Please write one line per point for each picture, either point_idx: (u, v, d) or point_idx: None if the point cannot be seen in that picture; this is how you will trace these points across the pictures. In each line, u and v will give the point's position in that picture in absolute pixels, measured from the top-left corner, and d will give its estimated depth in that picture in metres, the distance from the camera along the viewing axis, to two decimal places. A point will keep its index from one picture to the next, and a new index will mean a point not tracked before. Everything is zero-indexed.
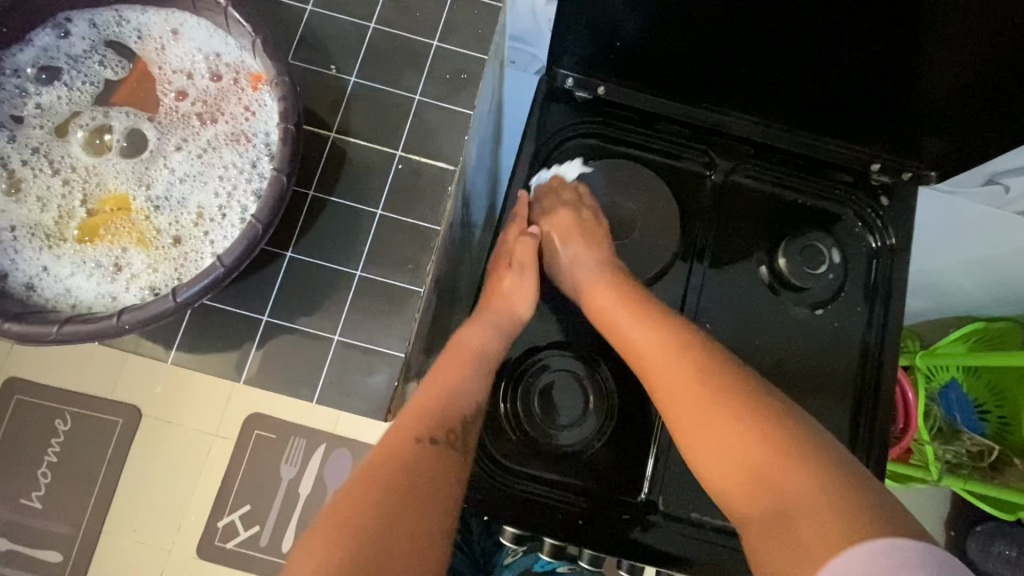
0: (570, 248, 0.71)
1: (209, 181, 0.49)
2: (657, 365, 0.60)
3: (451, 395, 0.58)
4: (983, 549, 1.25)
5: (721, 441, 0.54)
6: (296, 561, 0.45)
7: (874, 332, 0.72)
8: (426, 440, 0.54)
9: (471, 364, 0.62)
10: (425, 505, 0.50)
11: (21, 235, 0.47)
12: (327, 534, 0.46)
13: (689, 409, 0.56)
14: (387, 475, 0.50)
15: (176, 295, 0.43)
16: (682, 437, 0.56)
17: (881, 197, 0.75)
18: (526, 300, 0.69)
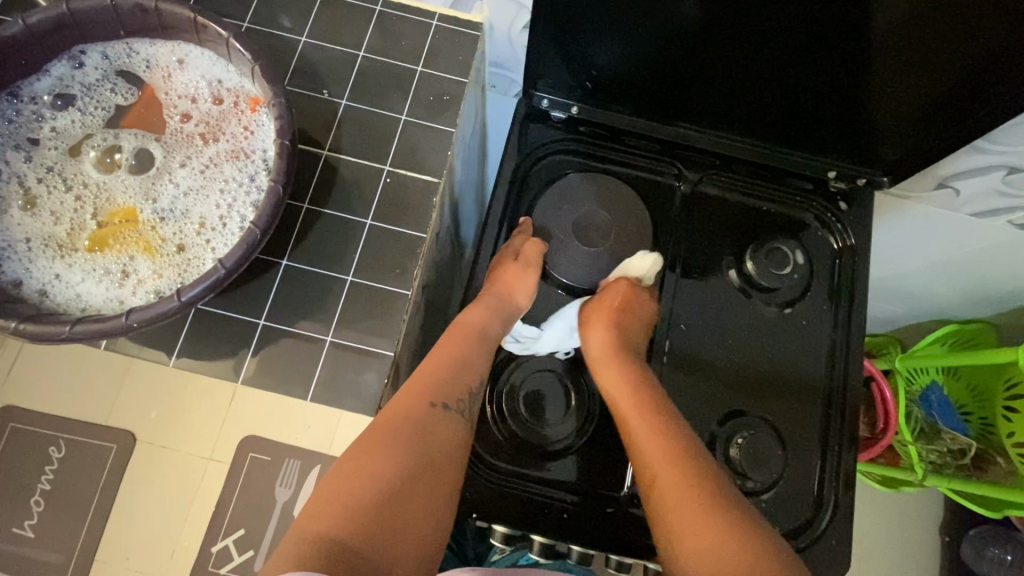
0: (601, 331, 0.71)
1: (211, 194, 0.53)
2: (658, 461, 0.62)
3: (457, 365, 0.64)
4: (977, 553, 1.26)
5: (715, 548, 0.55)
6: (322, 489, 0.50)
7: (841, 330, 0.76)
8: (439, 405, 0.59)
9: (470, 338, 0.67)
10: (445, 469, 0.56)
11: (36, 246, 0.51)
12: (347, 476, 0.50)
13: (690, 508, 0.58)
14: (405, 436, 0.55)
15: (180, 296, 0.46)
16: (675, 532, 0.58)
17: (839, 202, 0.81)
18: (526, 293, 0.72)
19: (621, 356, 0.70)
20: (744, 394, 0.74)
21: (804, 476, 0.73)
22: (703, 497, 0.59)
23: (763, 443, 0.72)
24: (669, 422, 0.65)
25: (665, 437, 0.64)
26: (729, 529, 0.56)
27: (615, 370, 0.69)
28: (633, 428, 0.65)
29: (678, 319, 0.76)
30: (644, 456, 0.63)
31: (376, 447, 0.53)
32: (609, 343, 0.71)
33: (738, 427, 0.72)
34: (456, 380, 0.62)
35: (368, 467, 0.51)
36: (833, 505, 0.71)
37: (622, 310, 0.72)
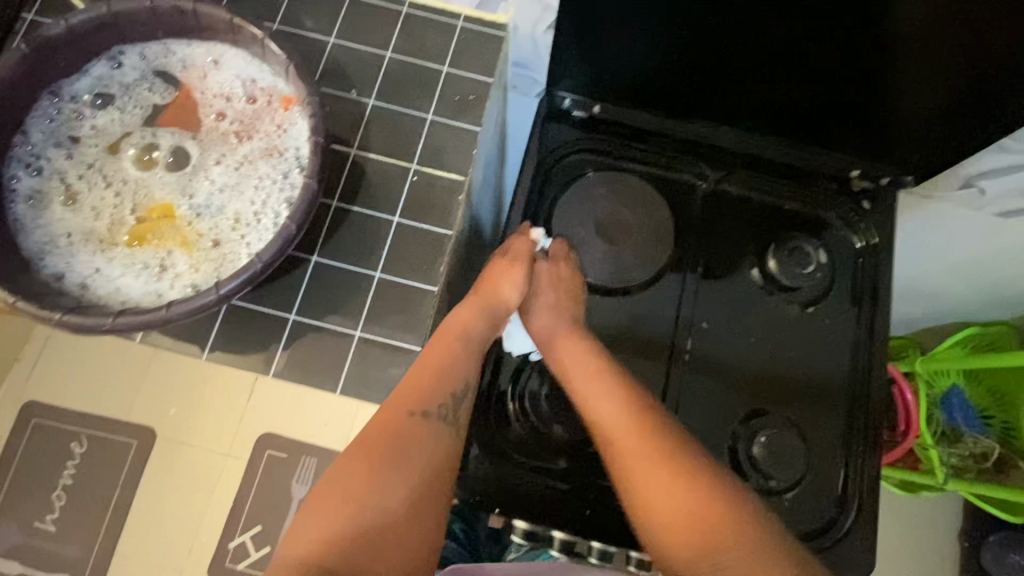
0: (541, 302, 0.69)
1: (246, 190, 0.55)
2: (615, 422, 0.60)
3: (442, 369, 0.59)
4: (998, 559, 1.26)
5: (678, 502, 0.55)
6: (303, 516, 0.51)
7: (864, 330, 0.76)
8: (418, 413, 0.56)
9: (459, 341, 0.62)
10: (434, 479, 0.55)
11: (76, 240, 0.52)
12: (324, 502, 0.51)
13: (651, 463, 0.57)
14: (384, 453, 0.54)
15: (218, 289, 0.47)
16: (636, 490, 0.57)
17: (863, 201, 0.80)
18: (514, 287, 0.69)
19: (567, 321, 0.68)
20: (767, 393, 0.74)
21: (827, 476, 0.72)
22: (666, 452, 0.58)
23: (785, 442, 0.72)
24: (621, 380, 0.63)
25: (620, 396, 0.62)
26: (690, 480, 0.56)
27: (562, 335, 0.67)
28: (585, 391, 0.63)
29: (700, 318, 0.76)
30: (599, 415, 0.61)
31: (350, 468, 0.53)
32: (553, 312, 0.69)
33: (760, 426, 0.72)
34: (439, 383, 0.58)
35: (347, 490, 0.52)
36: (857, 505, 0.71)
37: (560, 282, 0.70)
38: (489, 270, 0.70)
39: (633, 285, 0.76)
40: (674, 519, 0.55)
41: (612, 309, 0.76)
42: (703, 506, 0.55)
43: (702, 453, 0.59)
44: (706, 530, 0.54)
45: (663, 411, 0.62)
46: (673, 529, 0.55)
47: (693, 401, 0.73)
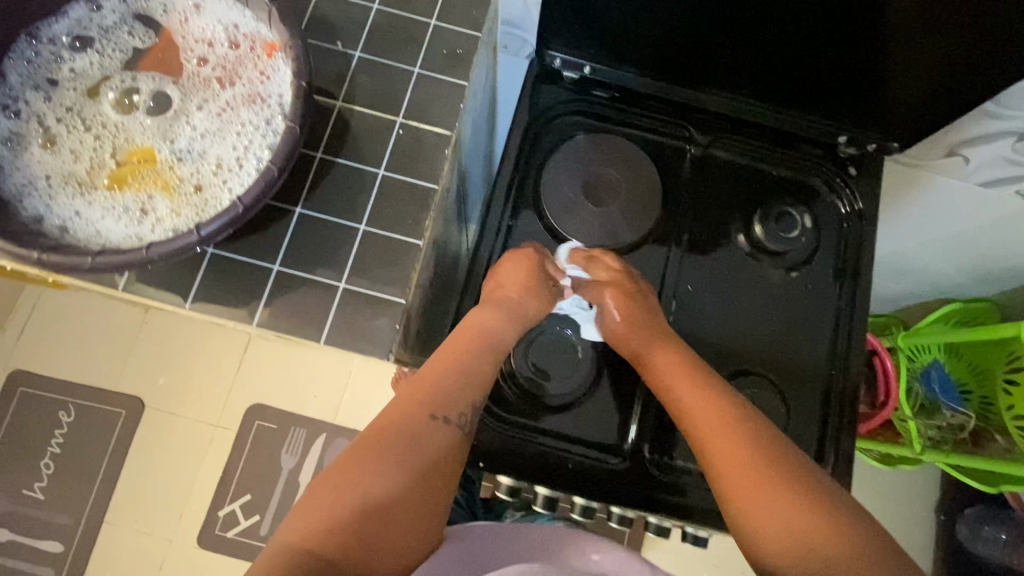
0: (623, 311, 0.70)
1: (227, 136, 0.54)
2: (706, 420, 0.62)
3: (460, 375, 0.63)
4: (972, 532, 1.29)
5: (769, 495, 0.56)
6: (305, 502, 0.52)
7: (846, 296, 0.77)
8: (439, 418, 0.59)
9: (481, 346, 0.66)
10: (432, 483, 0.56)
11: (55, 182, 0.51)
12: (332, 491, 0.53)
13: (742, 458, 0.59)
14: (397, 448, 0.56)
15: (199, 231, 0.47)
16: (732, 490, 0.58)
17: (848, 167, 0.81)
18: (539, 301, 0.72)
19: (647, 326, 0.70)
20: (749, 355, 0.75)
21: (805, 435, 0.74)
22: (757, 451, 0.59)
23: (764, 399, 0.74)
24: (711, 381, 0.66)
25: (711, 396, 0.64)
26: (784, 481, 0.57)
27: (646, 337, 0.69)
28: (676, 391, 0.65)
29: (685, 281, 0.77)
30: (690, 414, 0.64)
31: (364, 459, 0.55)
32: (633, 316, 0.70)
33: (740, 385, 0.74)
34: (461, 393, 0.62)
35: (355, 481, 0.53)
36: (833, 462, 0.73)
37: (630, 294, 0.71)
38: (500, 274, 0.71)
39: (622, 247, 0.77)
40: (765, 509, 0.56)
41: None
42: (794, 499, 0.56)
43: (800, 458, 0.59)
44: (802, 525, 0.54)
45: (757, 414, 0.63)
46: (766, 526, 0.55)
47: None
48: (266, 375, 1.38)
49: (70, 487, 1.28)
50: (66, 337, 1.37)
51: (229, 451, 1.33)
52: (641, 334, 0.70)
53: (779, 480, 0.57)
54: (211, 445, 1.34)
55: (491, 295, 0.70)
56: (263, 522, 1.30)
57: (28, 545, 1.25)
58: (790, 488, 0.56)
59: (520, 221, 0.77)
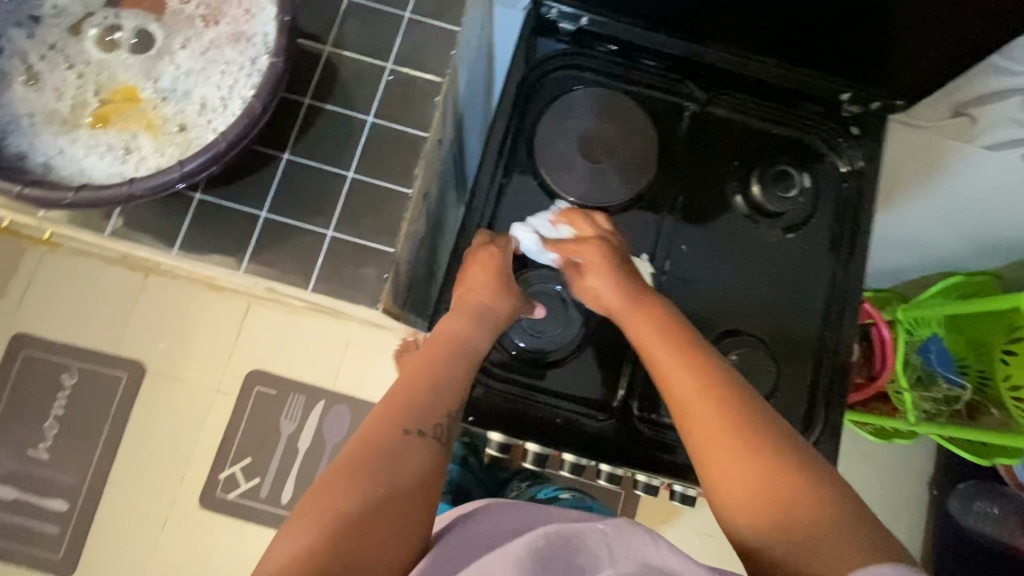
0: (604, 275, 0.68)
1: (212, 76, 0.53)
2: (705, 417, 0.56)
3: (432, 388, 0.60)
4: (964, 507, 1.29)
5: (750, 469, 0.52)
6: (283, 532, 0.50)
7: (842, 256, 0.76)
8: (413, 432, 0.56)
9: (452, 355, 0.63)
10: (411, 495, 0.54)
11: (39, 120, 0.51)
12: (306, 519, 0.50)
13: (743, 463, 0.53)
14: (373, 464, 0.53)
15: (182, 167, 0.47)
16: (710, 457, 0.54)
17: (851, 127, 0.79)
18: (504, 301, 0.69)
19: (625, 289, 0.66)
20: (742, 315, 0.75)
21: (795, 395, 0.74)
22: (751, 439, 0.54)
23: (756, 359, 0.72)
24: (716, 369, 0.59)
25: (712, 388, 0.57)
26: (761, 449, 0.53)
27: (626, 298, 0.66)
28: (673, 378, 0.59)
29: (680, 240, 0.76)
30: (688, 408, 0.57)
31: (338, 480, 0.52)
32: (613, 281, 0.67)
33: (732, 345, 0.73)
34: (434, 403, 0.59)
35: (330, 505, 0.50)
36: (823, 422, 0.72)
37: (608, 256, 0.68)
38: (467, 279, 0.69)
39: (615, 207, 0.75)
40: (765, 518, 0.51)
41: None
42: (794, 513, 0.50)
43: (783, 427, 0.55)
44: (781, 498, 0.50)
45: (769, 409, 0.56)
46: (741, 500, 0.52)
47: None
48: (263, 341, 1.38)
49: (74, 447, 1.31)
50: (62, 301, 1.37)
51: (228, 415, 1.35)
52: (621, 294, 0.66)
53: (782, 486, 0.51)
54: (211, 409, 1.35)
55: (462, 302, 0.68)
56: (263, 484, 1.33)
57: (34, 503, 1.29)
58: (792, 496, 0.51)
59: (514, 177, 0.76)
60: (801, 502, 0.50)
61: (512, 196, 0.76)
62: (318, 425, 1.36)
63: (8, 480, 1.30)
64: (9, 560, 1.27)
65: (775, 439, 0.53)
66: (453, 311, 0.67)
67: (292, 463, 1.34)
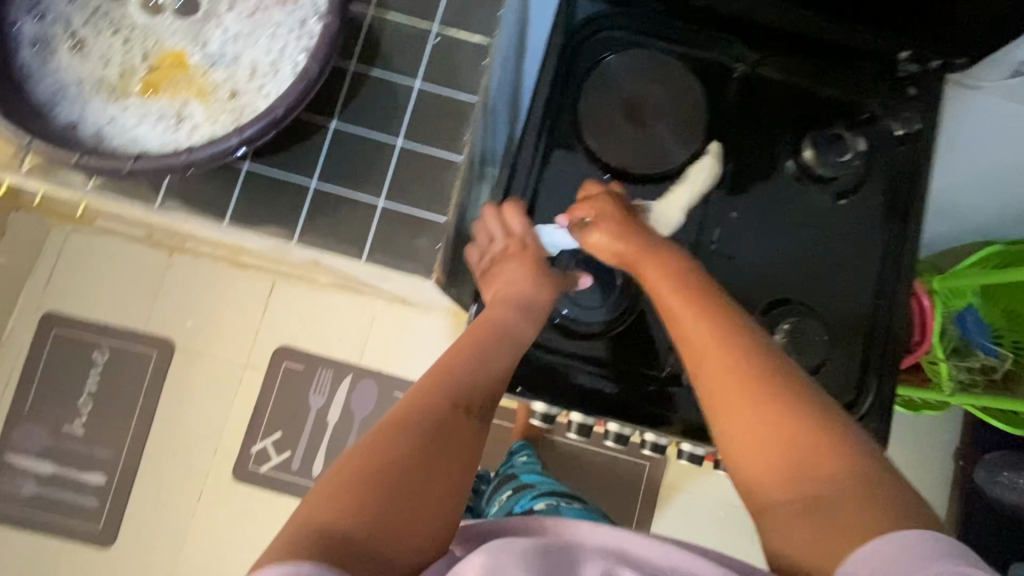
0: (603, 231, 0.65)
1: (260, 39, 0.51)
2: (723, 371, 0.54)
3: (479, 366, 0.59)
4: (990, 477, 1.24)
5: (772, 446, 0.50)
6: (322, 485, 0.48)
7: (896, 222, 0.74)
8: (461, 407, 0.55)
9: (498, 337, 0.62)
10: (447, 470, 0.51)
11: (87, 88, 0.49)
12: (348, 471, 0.48)
13: (762, 422, 0.51)
14: (422, 430, 0.52)
15: (240, 133, 0.45)
16: (731, 431, 0.53)
17: (908, 88, 0.75)
18: (544, 286, 0.68)
19: (636, 244, 0.63)
20: (795, 283, 0.74)
21: (847, 364, 0.73)
22: (774, 416, 0.51)
23: (810, 327, 0.71)
24: (740, 327, 0.56)
25: (738, 363, 0.54)
26: (790, 430, 0.50)
27: (648, 258, 0.62)
28: (690, 329, 0.57)
29: (730, 207, 0.74)
30: (704, 359, 0.55)
31: (383, 439, 0.51)
32: (622, 239, 0.64)
33: (783, 315, 0.72)
34: (480, 382, 0.58)
35: (374, 460, 0.49)
36: (875, 391, 0.72)
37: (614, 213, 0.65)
38: (502, 275, 0.68)
39: (656, 173, 0.72)
40: (786, 492, 0.49)
41: (636, 197, 0.74)
42: (818, 475, 0.48)
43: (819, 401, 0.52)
44: (802, 478, 0.49)
45: (795, 364, 0.54)
46: (761, 476, 0.51)
47: (718, 288, 0.73)
48: (290, 318, 1.39)
49: (110, 423, 1.34)
50: (90, 279, 1.38)
51: (258, 390, 1.37)
52: (632, 247, 0.63)
53: (816, 486, 0.48)
54: (241, 385, 1.37)
55: (499, 294, 0.67)
56: (295, 457, 1.35)
57: (73, 476, 1.32)
58: (827, 489, 0.48)
59: (557, 145, 0.74)
60: (829, 488, 0.48)
61: (556, 164, 0.74)
62: (347, 399, 1.37)
63: (48, 455, 1.33)
64: (51, 531, 1.31)
65: (811, 419, 0.50)
66: (492, 303, 0.67)
67: (322, 437, 1.36)
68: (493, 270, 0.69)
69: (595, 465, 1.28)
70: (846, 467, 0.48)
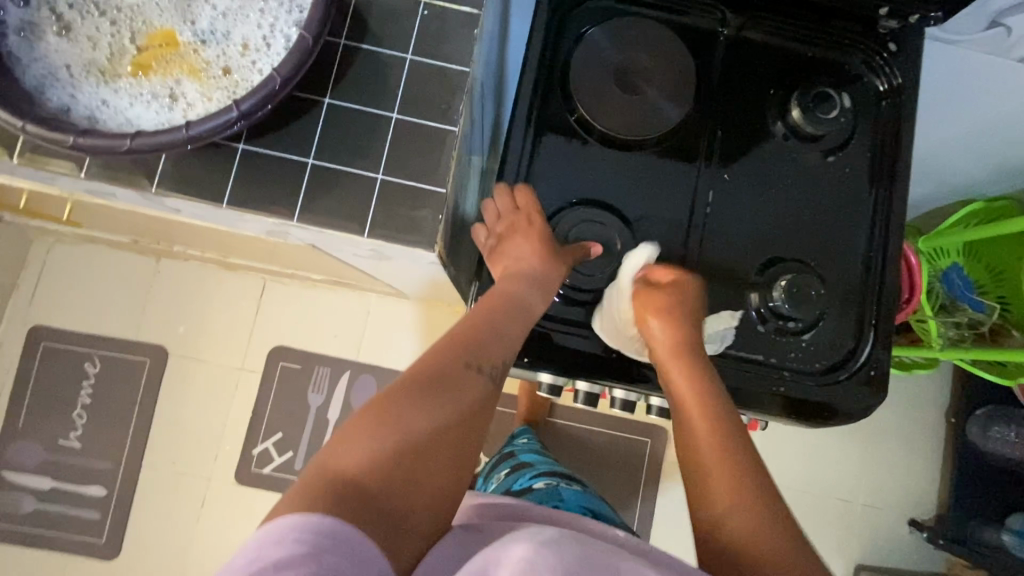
0: (663, 327, 0.67)
1: (250, 14, 0.51)
2: (709, 450, 0.61)
3: (490, 330, 0.60)
4: (983, 432, 1.23)
5: (748, 522, 0.56)
6: (341, 435, 0.49)
7: (884, 175, 0.76)
8: (475, 368, 0.56)
9: (506, 302, 0.64)
10: (461, 433, 0.52)
11: (77, 72, 0.49)
12: (370, 424, 0.49)
13: (744, 506, 0.57)
14: (438, 392, 0.53)
15: (238, 105, 0.45)
16: (712, 499, 0.59)
17: (889, 44, 0.77)
18: (551, 261, 0.67)
19: (681, 347, 0.66)
20: (787, 240, 0.75)
21: (844, 314, 0.74)
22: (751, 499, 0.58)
23: (806, 282, 0.72)
24: (736, 424, 0.62)
25: (728, 449, 0.60)
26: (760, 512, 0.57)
27: (680, 357, 0.66)
28: (689, 418, 0.63)
29: (723, 169, 0.75)
30: (700, 446, 0.61)
31: (400, 395, 0.52)
32: (672, 337, 0.67)
33: (780, 271, 0.73)
34: (491, 346, 0.59)
35: (392, 416, 0.50)
36: (874, 336, 0.73)
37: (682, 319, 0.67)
38: (511, 251, 0.68)
39: (650, 139, 0.74)
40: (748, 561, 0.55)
41: (630, 163, 0.75)
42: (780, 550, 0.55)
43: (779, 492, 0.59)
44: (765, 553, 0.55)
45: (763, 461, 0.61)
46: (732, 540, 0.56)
47: (714, 249, 0.74)
48: (284, 317, 1.37)
49: (107, 433, 1.32)
50: (78, 289, 1.36)
51: (256, 391, 1.35)
52: (671, 340, 0.66)
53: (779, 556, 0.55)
54: (239, 387, 1.36)
55: (508, 270, 0.68)
56: (297, 457, 1.33)
57: (72, 490, 1.30)
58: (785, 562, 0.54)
59: (549, 117, 0.75)
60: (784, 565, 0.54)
61: (550, 135, 0.74)
62: (346, 396, 1.36)
63: (44, 471, 1.31)
64: (51, 547, 1.28)
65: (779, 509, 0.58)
66: (502, 279, 0.67)
67: (322, 435, 1.35)
68: (503, 245, 0.70)
69: (600, 444, 1.29)
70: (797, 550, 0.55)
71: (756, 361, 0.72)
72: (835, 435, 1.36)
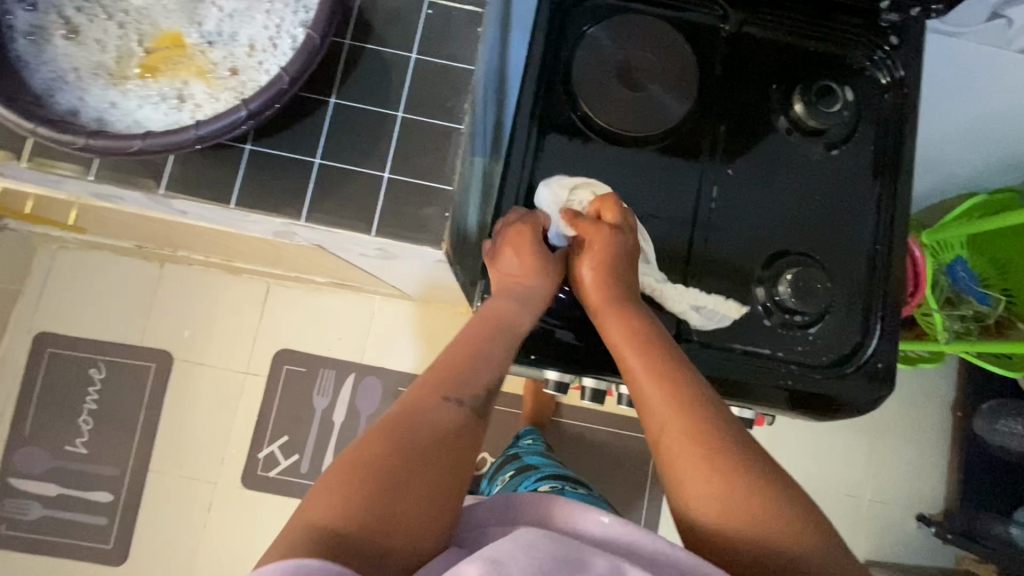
0: (592, 267, 0.67)
1: (256, 15, 0.51)
2: (666, 413, 0.55)
3: (471, 361, 0.59)
4: (989, 425, 1.22)
5: (721, 488, 0.51)
6: (319, 487, 0.48)
7: (888, 168, 0.76)
8: (452, 400, 0.55)
9: (494, 330, 0.63)
10: (441, 463, 0.50)
11: (85, 75, 0.49)
12: (346, 472, 0.48)
13: (716, 476, 0.51)
14: (411, 425, 0.51)
15: (246, 104, 0.46)
16: (677, 467, 0.53)
17: (891, 37, 0.77)
18: (540, 275, 0.68)
19: (614, 289, 0.65)
20: (792, 234, 0.75)
21: (850, 308, 0.74)
22: (722, 460, 0.52)
23: (812, 275, 0.72)
24: (690, 378, 0.58)
25: (683, 404, 0.56)
26: (734, 476, 0.51)
27: (614, 306, 0.64)
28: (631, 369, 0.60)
29: (727, 164, 0.75)
30: (653, 407, 0.57)
31: (377, 437, 0.50)
32: (599, 277, 0.66)
33: (785, 265, 0.73)
34: (472, 374, 0.58)
35: (368, 459, 0.48)
36: (880, 330, 0.73)
37: (614, 254, 0.66)
38: (501, 264, 0.69)
39: (653, 135, 0.74)
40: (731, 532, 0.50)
41: (634, 160, 0.75)
42: (769, 522, 0.49)
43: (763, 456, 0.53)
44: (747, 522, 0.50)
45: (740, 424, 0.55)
46: (706, 511, 0.51)
47: (719, 244, 0.74)
48: (288, 319, 1.38)
49: (113, 439, 1.32)
50: (83, 295, 1.36)
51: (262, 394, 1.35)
52: (601, 285, 0.66)
53: (763, 522, 0.49)
54: (244, 390, 1.36)
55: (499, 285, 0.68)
56: (302, 460, 1.33)
57: (79, 496, 1.30)
58: (771, 528, 0.49)
59: (553, 115, 0.75)
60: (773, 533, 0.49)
61: (555, 132, 0.75)
62: (351, 398, 1.36)
63: (51, 477, 1.31)
64: (59, 554, 1.28)
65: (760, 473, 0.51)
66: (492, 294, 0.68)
67: (327, 438, 1.35)
68: (495, 255, 0.70)
69: (606, 443, 1.29)
70: (786, 517, 0.49)
71: (763, 356, 0.72)
72: (841, 431, 1.35)
